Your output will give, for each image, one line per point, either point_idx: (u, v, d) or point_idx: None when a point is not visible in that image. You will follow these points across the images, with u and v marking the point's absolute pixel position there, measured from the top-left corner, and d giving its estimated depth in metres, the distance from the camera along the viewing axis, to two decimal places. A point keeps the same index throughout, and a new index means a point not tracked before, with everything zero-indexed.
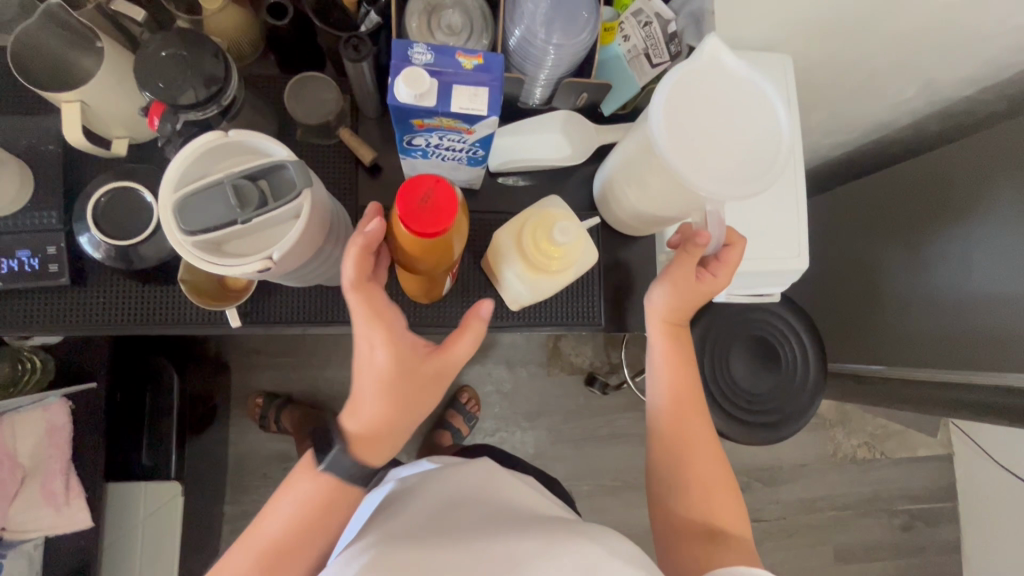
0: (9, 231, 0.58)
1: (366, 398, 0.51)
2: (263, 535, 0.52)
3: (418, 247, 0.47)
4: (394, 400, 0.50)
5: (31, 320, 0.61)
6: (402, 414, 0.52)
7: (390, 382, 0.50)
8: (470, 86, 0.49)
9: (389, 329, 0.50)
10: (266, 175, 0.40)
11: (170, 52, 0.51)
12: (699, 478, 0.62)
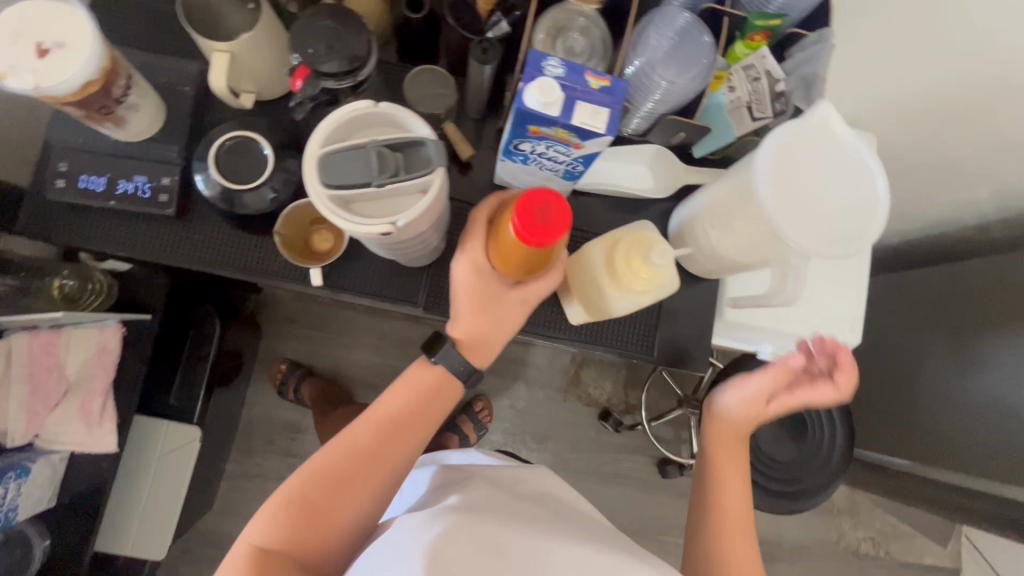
0: (132, 156, 0.63)
1: (461, 314, 0.59)
2: (378, 412, 0.61)
3: (519, 251, 0.50)
4: (483, 316, 0.58)
5: (128, 241, 0.65)
6: (491, 326, 0.59)
7: (484, 304, 0.57)
8: (594, 105, 0.52)
9: (475, 261, 0.55)
10: (409, 152, 0.43)
11: (333, 23, 0.55)
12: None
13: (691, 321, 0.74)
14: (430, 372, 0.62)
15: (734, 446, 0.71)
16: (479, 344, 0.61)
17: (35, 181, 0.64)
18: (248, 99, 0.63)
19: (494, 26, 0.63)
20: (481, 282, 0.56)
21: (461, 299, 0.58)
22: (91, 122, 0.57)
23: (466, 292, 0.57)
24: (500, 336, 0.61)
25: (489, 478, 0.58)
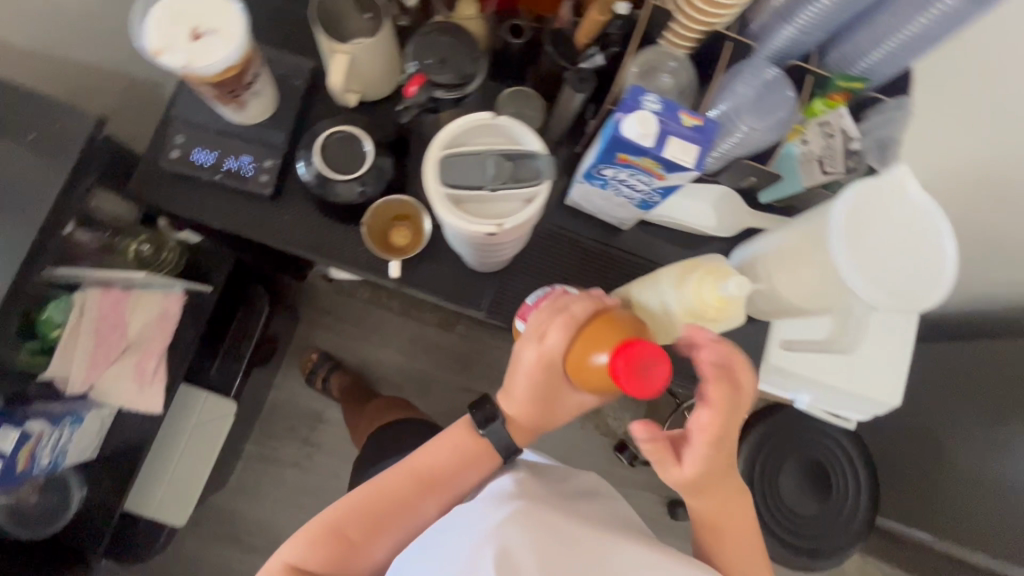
0: (242, 137, 0.68)
1: (516, 395, 0.61)
2: (418, 463, 0.64)
3: (598, 376, 0.54)
4: (534, 401, 0.61)
5: (224, 214, 0.69)
6: (537, 409, 0.62)
7: (537, 392, 0.60)
8: (685, 141, 0.55)
9: (548, 356, 0.57)
10: (527, 178, 0.46)
11: (452, 38, 0.61)
12: None
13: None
14: (474, 438, 0.64)
15: (716, 508, 0.58)
16: (524, 423, 0.64)
17: (151, 149, 0.69)
18: (355, 99, 0.68)
19: (588, 58, 0.67)
20: (545, 374, 0.58)
21: (518, 381, 0.60)
22: (218, 102, 0.62)
23: (526, 381, 0.59)
24: (543, 418, 0.64)
25: (542, 477, 0.62)
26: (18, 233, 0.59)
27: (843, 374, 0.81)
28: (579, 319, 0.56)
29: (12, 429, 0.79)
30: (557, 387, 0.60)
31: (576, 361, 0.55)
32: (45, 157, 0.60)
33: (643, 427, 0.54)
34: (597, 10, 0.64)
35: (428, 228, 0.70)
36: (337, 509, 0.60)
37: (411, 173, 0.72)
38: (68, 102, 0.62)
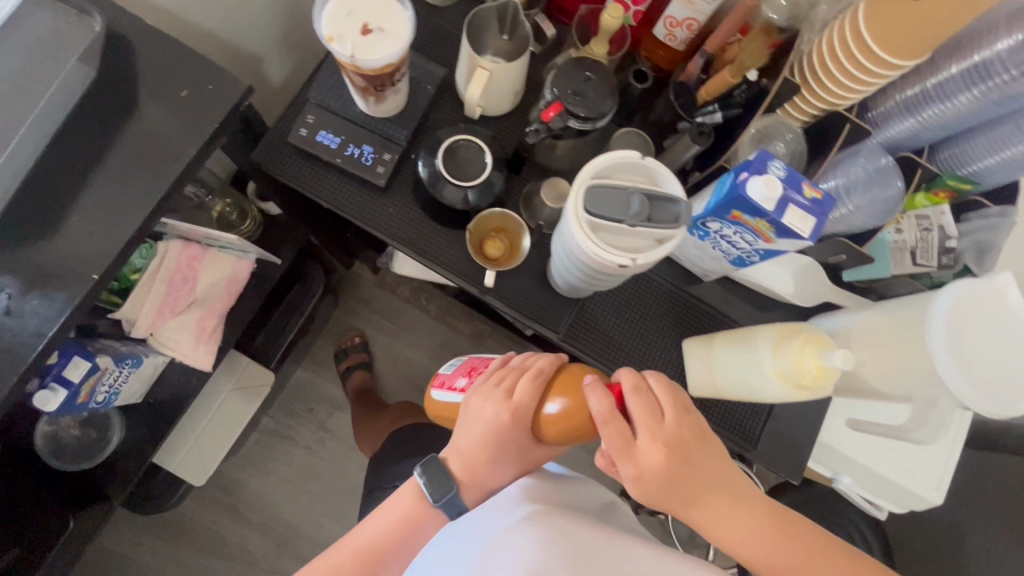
0: (367, 128, 0.71)
1: (472, 454, 0.59)
2: (360, 538, 0.60)
3: (569, 429, 0.53)
4: (490, 457, 0.58)
5: (333, 195, 0.72)
6: (490, 466, 0.58)
7: (495, 450, 0.57)
8: (804, 211, 0.57)
9: (511, 411, 0.56)
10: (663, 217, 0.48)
11: (593, 76, 0.62)
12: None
13: (798, 429, 0.76)
14: (417, 502, 0.61)
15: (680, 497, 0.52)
16: (476, 480, 0.60)
17: (280, 124, 0.72)
18: (472, 109, 0.70)
19: (707, 114, 0.70)
20: (509, 430, 0.56)
21: (480, 437, 0.57)
22: (359, 94, 0.65)
23: (487, 437, 0.57)
24: (491, 477, 0.59)
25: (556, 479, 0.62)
26: (153, 181, 0.62)
27: (887, 469, 0.81)
28: (549, 375, 0.56)
29: (84, 360, 0.80)
30: (515, 445, 0.57)
31: (542, 418, 0.55)
32: (193, 115, 0.64)
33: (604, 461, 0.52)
34: (729, 71, 0.66)
35: (525, 246, 0.73)
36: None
37: (515, 190, 0.75)
38: (223, 68, 0.66)
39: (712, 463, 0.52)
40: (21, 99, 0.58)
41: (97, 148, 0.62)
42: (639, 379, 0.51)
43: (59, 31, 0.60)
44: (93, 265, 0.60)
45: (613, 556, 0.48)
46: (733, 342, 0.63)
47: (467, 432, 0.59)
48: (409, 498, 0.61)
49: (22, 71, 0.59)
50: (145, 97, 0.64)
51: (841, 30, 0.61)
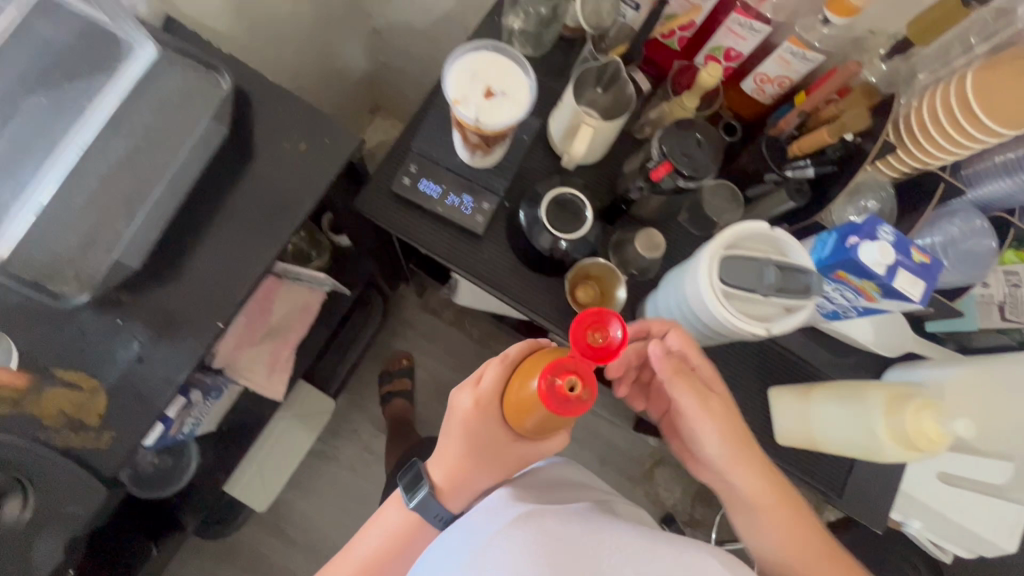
0: (467, 178, 0.74)
1: (449, 452, 0.61)
2: (358, 554, 0.63)
3: (533, 405, 0.51)
4: (467, 455, 0.60)
5: (429, 241, 0.74)
6: (469, 468, 0.61)
7: (471, 448, 0.59)
8: (914, 275, 0.59)
9: (476, 398, 0.58)
10: (798, 286, 0.49)
11: (702, 137, 0.65)
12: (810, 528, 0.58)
13: (889, 482, 0.75)
14: (402, 512, 0.64)
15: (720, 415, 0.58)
16: (458, 487, 0.62)
17: (382, 172, 0.74)
18: (570, 161, 0.73)
19: (798, 168, 0.71)
20: (479, 424, 0.58)
21: (456, 435, 0.60)
22: (466, 147, 0.68)
23: (462, 438, 0.59)
24: (476, 484, 0.61)
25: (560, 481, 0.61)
26: (273, 231, 0.65)
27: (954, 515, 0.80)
28: (512, 359, 0.58)
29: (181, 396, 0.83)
30: (489, 442, 0.59)
31: (508, 405, 0.56)
32: (310, 168, 0.66)
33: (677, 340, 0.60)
34: (828, 129, 0.67)
35: (620, 297, 0.73)
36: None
37: (605, 238, 0.76)
38: (338, 121, 0.68)
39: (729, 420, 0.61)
40: (157, 155, 0.61)
41: (221, 200, 0.65)
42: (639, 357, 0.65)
43: (192, 88, 0.63)
44: (218, 313, 0.62)
45: (602, 553, 0.44)
46: (836, 397, 0.65)
47: (443, 428, 0.62)
48: (395, 510, 0.64)
49: (157, 128, 0.62)
50: (265, 150, 0.66)
51: (947, 95, 0.62)
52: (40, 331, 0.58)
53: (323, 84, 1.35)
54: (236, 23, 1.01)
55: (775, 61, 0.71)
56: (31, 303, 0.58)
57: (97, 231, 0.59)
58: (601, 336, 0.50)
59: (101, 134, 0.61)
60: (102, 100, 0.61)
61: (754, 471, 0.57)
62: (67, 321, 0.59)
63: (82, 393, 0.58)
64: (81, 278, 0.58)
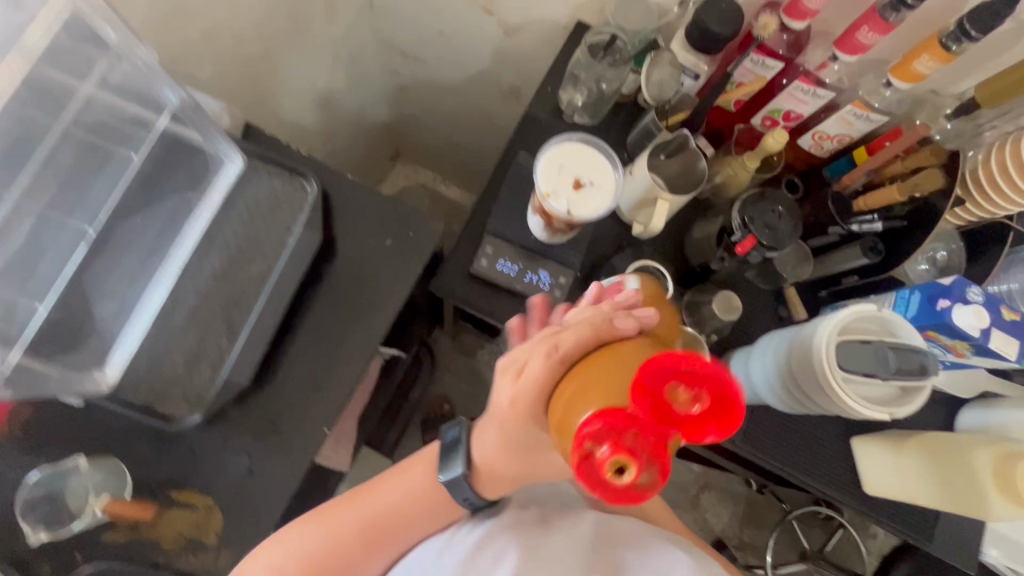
0: (543, 254, 0.74)
1: (488, 440, 0.50)
2: (367, 507, 0.56)
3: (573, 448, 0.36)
4: (510, 451, 0.49)
5: (509, 318, 0.74)
6: (509, 464, 0.50)
7: (516, 444, 0.48)
8: (1007, 334, 0.60)
9: (519, 393, 0.44)
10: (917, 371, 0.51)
11: (783, 210, 0.66)
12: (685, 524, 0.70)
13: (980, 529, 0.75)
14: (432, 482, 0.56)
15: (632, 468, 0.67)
16: (495, 479, 0.53)
17: (459, 254, 0.75)
18: (643, 230, 0.74)
19: (866, 222, 0.72)
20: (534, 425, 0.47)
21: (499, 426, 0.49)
22: (547, 229, 0.69)
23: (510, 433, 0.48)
24: (517, 478, 0.52)
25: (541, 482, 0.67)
26: (364, 329, 0.65)
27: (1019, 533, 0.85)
28: (565, 354, 0.41)
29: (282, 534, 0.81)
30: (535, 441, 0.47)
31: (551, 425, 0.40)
32: (396, 264, 0.67)
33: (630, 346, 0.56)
34: (898, 187, 0.69)
35: None
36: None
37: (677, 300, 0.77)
38: (415, 213, 0.69)
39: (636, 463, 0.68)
40: (252, 266, 0.62)
41: (311, 303, 0.65)
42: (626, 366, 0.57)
43: (279, 196, 0.64)
44: (317, 418, 0.62)
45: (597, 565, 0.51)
46: (932, 452, 0.66)
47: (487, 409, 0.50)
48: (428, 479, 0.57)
49: (248, 239, 0.62)
50: (350, 249, 0.67)
51: (1015, 149, 0.63)
52: (149, 456, 0.58)
53: (353, 143, 1.35)
54: (277, 99, 1.00)
55: (836, 122, 0.71)
56: (142, 427, 0.58)
57: (201, 349, 0.59)
58: (692, 397, 0.33)
59: (195, 250, 0.61)
60: (197, 218, 0.62)
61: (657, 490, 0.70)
62: (176, 441, 0.59)
63: (197, 512, 0.58)
64: (188, 398, 0.58)
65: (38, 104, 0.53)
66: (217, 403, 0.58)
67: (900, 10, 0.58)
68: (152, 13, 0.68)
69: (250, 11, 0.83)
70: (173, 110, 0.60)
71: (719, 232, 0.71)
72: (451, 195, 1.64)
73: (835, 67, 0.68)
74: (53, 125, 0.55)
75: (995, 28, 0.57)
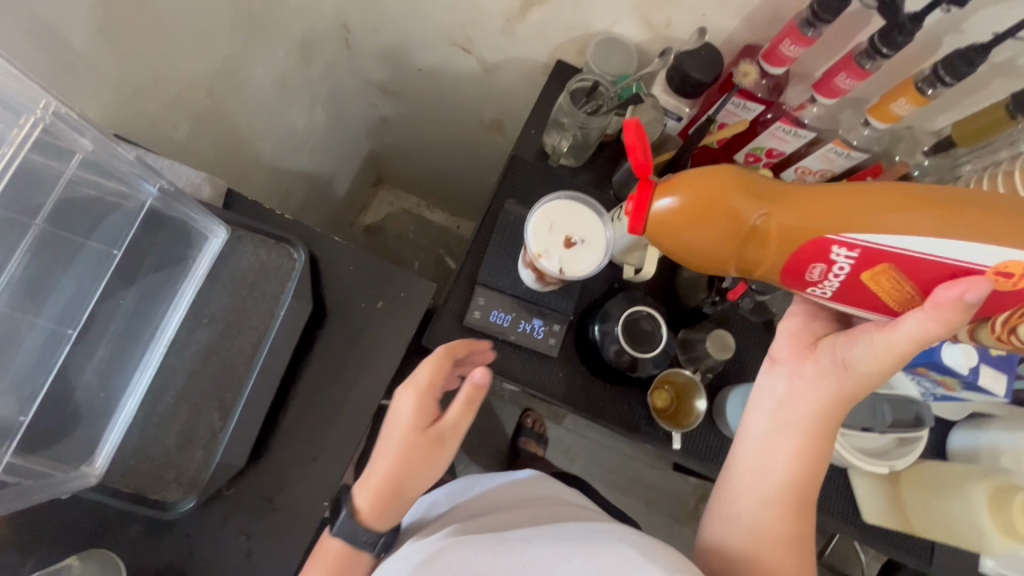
0: (536, 302, 0.74)
1: (373, 471, 0.54)
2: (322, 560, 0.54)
3: None
4: (393, 477, 0.53)
5: (505, 368, 0.74)
6: (391, 488, 0.53)
7: (399, 450, 0.53)
8: (994, 369, 0.62)
9: (418, 388, 0.55)
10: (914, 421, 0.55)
11: None
12: (801, 517, 0.52)
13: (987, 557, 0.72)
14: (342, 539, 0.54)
15: (802, 435, 0.52)
16: (384, 506, 0.53)
17: (450, 306, 0.75)
18: (633, 274, 0.74)
19: None
20: (418, 410, 0.54)
21: (394, 420, 0.55)
22: (540, 281, 0.69)
23: (407, 414, 0.54)
24: (406, 499, 0.54)
25: (485, 480, 0.64)
26: (358, 394, 0.64)
27: None
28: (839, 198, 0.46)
29: None
30: (420, 424, 0.54)
31: None
32: (388, 325, 0.66)
33: (953, 295, 0.39)
34: None
35: (700, 407, 0.74)
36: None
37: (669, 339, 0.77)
38: (406, 271, 0.68)
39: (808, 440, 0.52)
40: (242, 340, 0.61)
41: (304, 371, 0.64)
42: (949, 317, 0.40)
43: (267, 266, 0.63)
44: (316, 492, 0.61)
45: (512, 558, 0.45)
46: (927, 484, 0.67)
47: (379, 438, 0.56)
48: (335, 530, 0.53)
49: (238, 312, 0.61)
50: (340, 313, 0.66)
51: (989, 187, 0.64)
52: (144, 544, 0.56)
53: (334, 178, 1.33)
54: (256, 147, 0.98)
55: (818, 159, 0.72)
56: (134, 516, 0.56)
57: (192, 430, 0.58)
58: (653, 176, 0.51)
59: (182, 328, 0.60)
60: (180, 295, 0.60)
61: (805, 456, 0.52)
62: (171, 527, 0.57)
63: None
64: (182, 482, 0.57)
65: (11, 201, 0.47)
66: (211, 487, 0.57)
67: (875, 59, 0.59)
68: (127, 82, 0.67)
69: (227, 66, 0.81)
70: (151, 195, 0.57)
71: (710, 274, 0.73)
72: (436, 220, 1.63)
73: (814, 109, 0.69)
74: (30, 230, 0.50)
75: (967, 73, 0.58)
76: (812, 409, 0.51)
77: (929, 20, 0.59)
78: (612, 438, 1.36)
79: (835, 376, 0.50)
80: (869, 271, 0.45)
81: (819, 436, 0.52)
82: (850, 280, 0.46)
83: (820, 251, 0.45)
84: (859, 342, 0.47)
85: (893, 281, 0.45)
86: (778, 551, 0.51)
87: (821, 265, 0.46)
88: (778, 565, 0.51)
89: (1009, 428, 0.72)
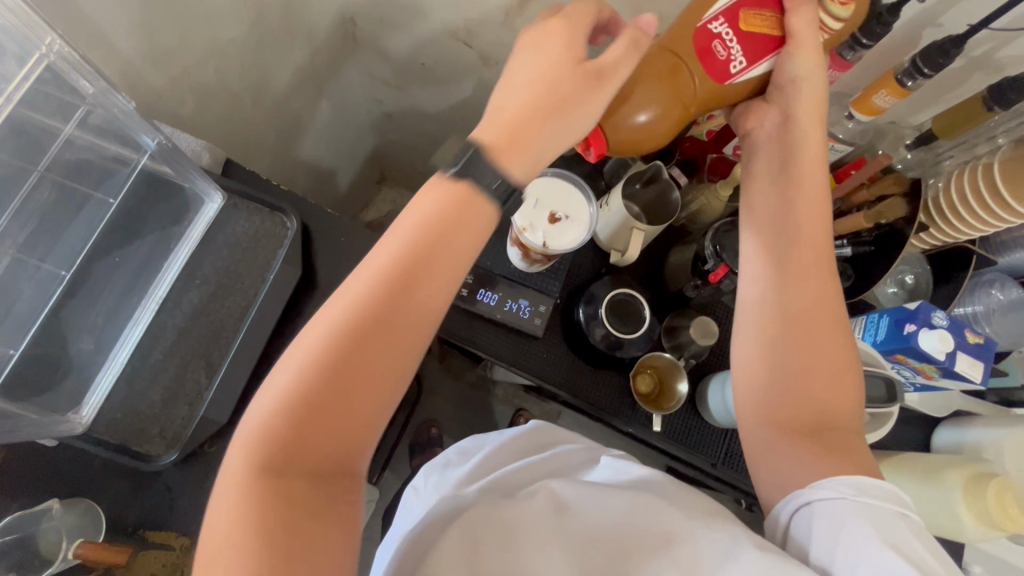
0: (522, 282, 0.76)
1: (512, 99, 0.47)
2: (387, 246, 0.43)
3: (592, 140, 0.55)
4: (544, 108, 0.46)
5: (491, 346, 0.75)
6: (543, 116, 0.46)
7: (567, 74, 0.47)
8: (971, 356, 0.62)
9: (572, 35, 0.48)
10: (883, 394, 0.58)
11: None
12: (816, 269, 0.55)
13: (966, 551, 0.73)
14: (447, 196, 0.44)
15: (799, 173, 0.57)
16: (521, 143, 0.46)
17: None
18: (619, 258, 0.75)
19: (836, 248, 0.72)
20: (569, 42, 0.48)
21: (538, 58, 0.48)
22: (527, 259, 0.71)
23: (555, 55, 0.47)
24: (545, 142, 0.47)
25: (492, 438, 0.61)
26: None
27: None
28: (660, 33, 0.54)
29: None
30: (573, 60, 0.48)
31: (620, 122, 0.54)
32: None
33: None
34: (864, 215, 0.69)
35: (682, 389, 0.74)
36: (224, 538, 0.37)
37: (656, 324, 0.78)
38: None
39: (805, 184, 0.57)
40: (232, 302, 0.62)
41: (290, 337, 0.65)
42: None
43: (261, 231, 0.65)
44: None
45: (573, 518, 0.45)
46: (907, 471, 0.67)
47: (493, 100, 0.48)
48: (349, 286, 0.42)
49: (229, 274, 0.63)
50: (330, 282, 0.67)
51: (972, 181, 0.66)
52: (124, 496, 0.57)
53: (337, 169, 1.35)
54: (261, 129, 1.01)
55: None
56: (117, 467, 0.57)
57: (178, 386, 0.59)
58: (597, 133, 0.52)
59: (174, 287, 0.61)
60: (176, 256, 0.62)
61: (805, 195, 0.57)
62: (151, 482, 0.58)
63: (174, 553, 0.57)
64: (166, 436, 0.58)
65: (17, 149, 0.51)
66: (193, 442, 0.58)
67: (855, 50, 0.61)
68: (136, 54, 0.70)
69: (236, 49, 0.85)
70: (152, 150, 0.59)
71: (693, 259, 0.74)
72: None
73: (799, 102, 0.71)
74: (32, 174, 0.53)
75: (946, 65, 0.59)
76: (803, 142, 0.57)
77: (907, 13, 0.61)
78: (604, 441, 1.35)
79: (802, 100, 0.56)
80: (740, 21, 0.50)
81: (810, 173, 0.58)
82: (740, 37, 0.51)
83: (703, 37, 0.50)
84: (787, 65, 0.54)
85: (757, 16, 0.51)
86: (798, 316, 0.54)
87: (717, 44, 0.50)
88: (802, 335, 0.53)
89: (990, 423, 0.72)
